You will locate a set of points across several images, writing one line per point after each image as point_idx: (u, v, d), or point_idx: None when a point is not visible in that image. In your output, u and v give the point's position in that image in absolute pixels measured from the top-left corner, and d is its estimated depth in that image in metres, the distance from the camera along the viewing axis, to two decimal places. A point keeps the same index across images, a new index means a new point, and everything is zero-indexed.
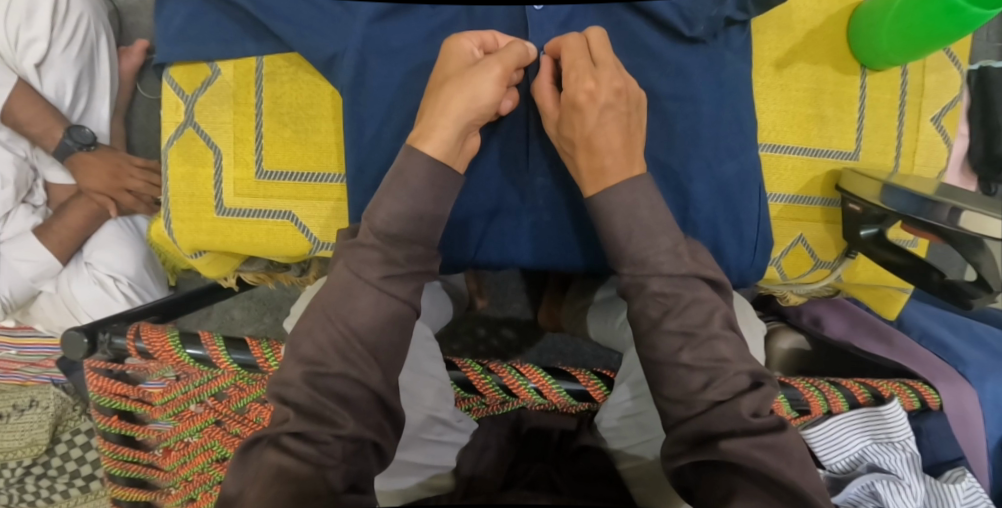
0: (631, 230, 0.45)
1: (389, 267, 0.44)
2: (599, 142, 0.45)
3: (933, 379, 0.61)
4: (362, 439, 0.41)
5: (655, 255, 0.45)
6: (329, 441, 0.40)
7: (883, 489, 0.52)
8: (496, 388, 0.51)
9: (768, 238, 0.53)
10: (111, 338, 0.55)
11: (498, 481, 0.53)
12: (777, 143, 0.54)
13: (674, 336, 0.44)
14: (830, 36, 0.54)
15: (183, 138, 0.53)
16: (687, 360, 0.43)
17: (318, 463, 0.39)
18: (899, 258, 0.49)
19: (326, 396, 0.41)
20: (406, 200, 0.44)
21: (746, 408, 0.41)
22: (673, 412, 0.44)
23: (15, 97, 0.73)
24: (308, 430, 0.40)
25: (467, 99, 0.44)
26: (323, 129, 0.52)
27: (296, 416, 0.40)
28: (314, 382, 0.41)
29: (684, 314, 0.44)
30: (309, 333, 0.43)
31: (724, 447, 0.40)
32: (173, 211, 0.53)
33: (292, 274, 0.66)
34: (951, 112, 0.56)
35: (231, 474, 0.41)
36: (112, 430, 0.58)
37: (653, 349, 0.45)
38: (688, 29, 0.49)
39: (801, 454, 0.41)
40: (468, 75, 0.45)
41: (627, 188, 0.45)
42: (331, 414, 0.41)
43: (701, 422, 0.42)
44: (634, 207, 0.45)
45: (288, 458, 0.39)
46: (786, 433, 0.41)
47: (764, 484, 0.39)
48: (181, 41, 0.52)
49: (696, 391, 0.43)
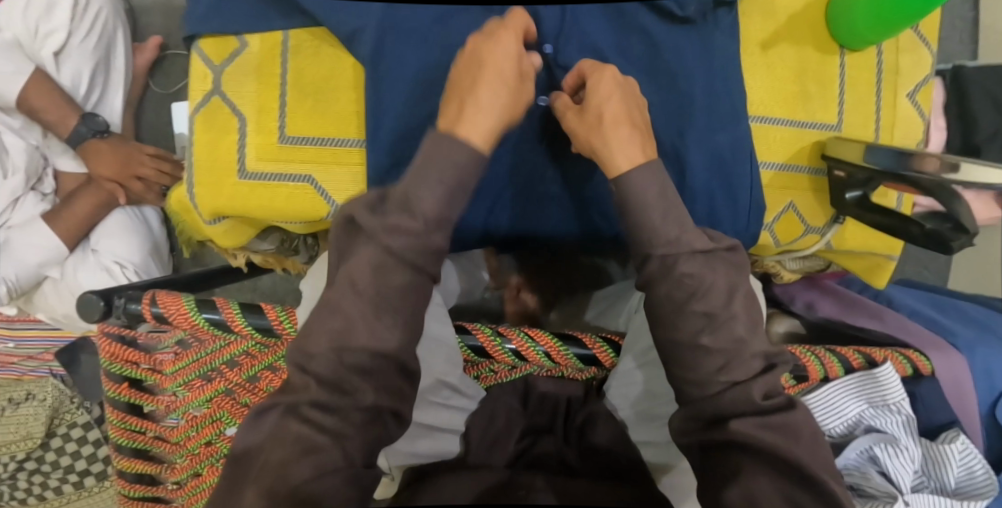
0: (645, 212, 0.46)
1: (411, 250, 0.44)
2: (620, 130, 0.47)
3: (925, 348, 0.64)
4: (379, 408, 0.44)
5: (679, 235, 0.45)
6: (348, 410, 0.43)
7: (882, 453, 0.56)
8: (506, 352, 0.53)
9: (761, 203, 0.57)
10: (125, 304, 0.55)
11: (511, 454, 0.57)
12: (765, 116, 0.57)
13: (698, 317, 0.44)
14: (810, 20, 0.58)
15: (209, 106, 0.54)
16: (707, 343, 0.44)
17: (338, 432, 0.43)
18: (884, 219, 0.52)
19: (352, 369, 0.43)
20: (435, 192, 0.44)
21: (757, 392, 0.44)
22: (689, 391, 0.46)
23: (31, 86, 0.74)
24: (330, 400, 0.43)
25: (493, 106, 0.46)
26: (344, 100, 0.54)
27: (318, 385, 0.43)
28: (333, 348, 0.42)
29: (709, 297, 0.44)
30: (335, 308, 0.43)
31: (732, 427, 0.43)
32: (194, 176, 0.54)
33: (300, 260, 0.69)
34: (924, 90, 0.60)
35: (247, 439, 0.44)
36: (120, 399, 0.58)
37: (674, 329, 0.45)
38: (680, 9, 0.53)
39: (807, 432, 0.44)
40: (484, 73, 0.46)
41: (645, 174, 0.46)
42: (351, 385, 0.43)
43: (712, 404, 0.44)
44: (647, 190, 0.46)
45: (309, 427, 0.42)
46: (796, 411, 0.44)
47: (768, 459, 0.42)
48: (212, 17, 0.55)
49: (714, 373, 0.44)
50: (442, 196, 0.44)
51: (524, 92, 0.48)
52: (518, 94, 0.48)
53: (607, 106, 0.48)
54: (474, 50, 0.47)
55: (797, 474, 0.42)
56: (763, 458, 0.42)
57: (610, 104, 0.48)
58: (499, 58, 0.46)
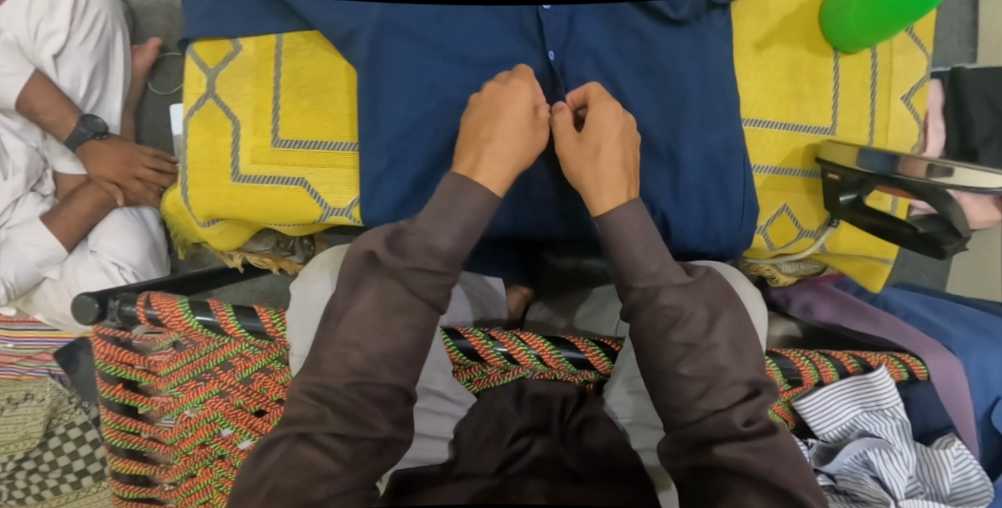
0: (628, 243, 0.49)
1: (428, 288, 0.46)
2: (613, 170, 0.49)
3: (921, 352, 0.63)
4: (393, 438, 0.46)
5: (658, 267, 0.48)
6: (361, 441, 0.45)
7: (876, 458, 0.56)
8: (499, 356, 0.53)
9: (755, 205, 0.56)
10: (120, 305, 0.55)
11: (496, 462, 0.55)
12: (758, 118, 0.57)
13: (677, 347, 0.46)
14: (804, 21, 0.58)
15: (203, 109, 0.54)
16: (685, 371, 0.46)
17: (350, 460, 0.44)
18: (878, 220, 0.52)
19: (368, 401, 0.45)
20: (448, 232, 0.46)
21: (739, 418, 0.45)
22: (673, 417, 0.47)
23: (31, 87, 0.75)
24: (349, 432, 0.44)
25: (509, 155, 0.48)
26: (338, 102, 0.54)
27: (335, 417, 0.44)
28: (346, 375, 0.45)
29: (688, 326, 0.47)
30: (347, 340, 0.45)
31: (717, 453, 0.44)
32: (189, 177, 0.54)
33: (296, 261, 0.71)
34: (919, 92, 0.60)
35: (250, 463, 0.45)
36: (115, 400, 0.58)
37: (655, 358, 0.47)
38: (674, 11, 0.53)
39: (791, 451, 0.45)
40: (504, 126, 0.48)
41: (623, 213, 0.49)
42: (367, 418, 0.45)
43: (697, 429, 0.46)
44: (628, 228, 0.49)
45: (320, 453, 0.44)
46: (777, 436, 0.45)
47: (756, 482, 0.43)
48: (206, 20, 0.55)
49: (695, 399, 0.46)
50: (457, 235, 0.46)
51: (536, 139, 0.50)
52: (531, 144, 0.49)
53: (604, 142, 0.50)
54: (492, 105, 0.49)
55: (782, 493, 0.43)
56: (751, 481, 0.44)
57: (609, 142, 0.50)
58: (515, 114, 0.48)
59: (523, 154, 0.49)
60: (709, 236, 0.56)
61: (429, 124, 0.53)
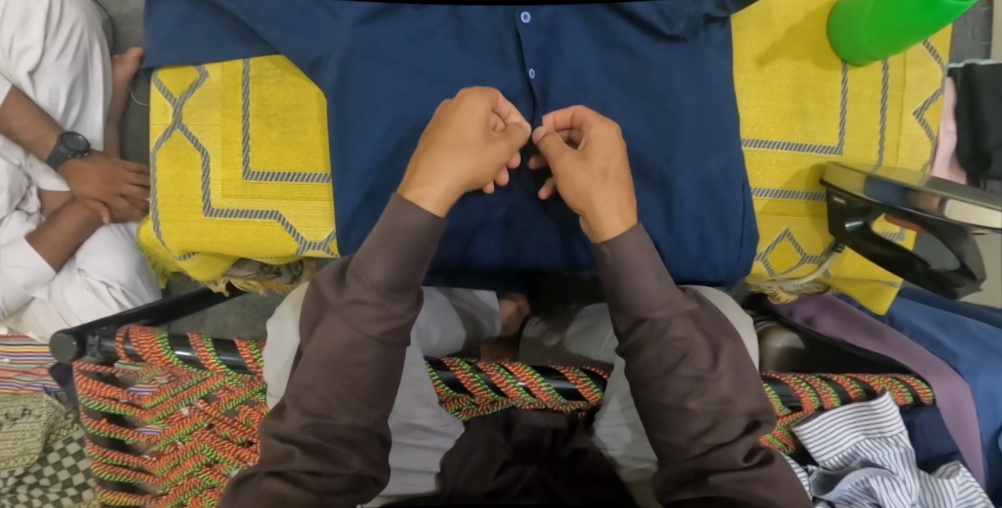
0: (637, 265, 0.44)
1: (369, 322, 0.43)
2: (605, 194, 0.44)
3: (926, 374, 0.61)
4: (363, 474, 0.43)
5: (662, 297, 0.45)
6: (331, 476, 0.42)
7: (878, 486, 0.52)
8: (484, 387, 0.51)
9: (754, 233, 0.53)
10: (101, 341, 0.55)
11: (485, 490, 0.53)
12: (760, 139, 0.54)
13: (685, 380, 0.44)
14: (811, 32, 0.54)
15: (171, 140, 0.53)
16: (694, 406, 0.43)
17: (321, 490, 0.42)
18: (887, 251, 0.49)
19: (331, 441, 0.43)
20: (383, 262, 0.42)
21: (740, 452, 0.43)
22: (671, 453, 0.45)
23: (9, 105, 0.73)
24: (317, 467, 0.42)
25: (452, 171, 0.43)
26: (310, 131, 0.52)
27: (302, 453, 0.42)
28: (306, 430, 0.43)
29: (695, 360, 0.44)
30: (306, 384, 0.43)
31: (714, 483, 0.42)
32: (160, 213, 0.53)
33: (284, 280, 0.68)
34: (934, 106, 0.56)
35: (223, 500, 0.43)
36: (101, 434, 0.58)
37: (661, 392, 0.44)
38: (669, 27, 0.49)
39: (787, 480, 0.44)
40: (442, 136, 0.44)
41: (636, 240, 0.44)
42: (337, 453, 0.43)
43: (694, 463, 0.43)
44: (633, 252, 0.44)
45: (288, 486, 0.41)
46: (780, 473, 0.43)
47: None
48: (173, 45, 0.53)
49: (697, 435, 0.43)
50: (391, 263, 0.42)
51: (492, 151, 0.45)
52: (481, 157, 0.44)
53: (600, 159, 0.45)
54: (444, 115, 0.45)
55: None
56: None
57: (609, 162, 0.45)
58: (462, 123, 0.44)
59: (469, 169, 0.44)
60: (705, 267, 0.53)
61: (406, 153, 0.50)
